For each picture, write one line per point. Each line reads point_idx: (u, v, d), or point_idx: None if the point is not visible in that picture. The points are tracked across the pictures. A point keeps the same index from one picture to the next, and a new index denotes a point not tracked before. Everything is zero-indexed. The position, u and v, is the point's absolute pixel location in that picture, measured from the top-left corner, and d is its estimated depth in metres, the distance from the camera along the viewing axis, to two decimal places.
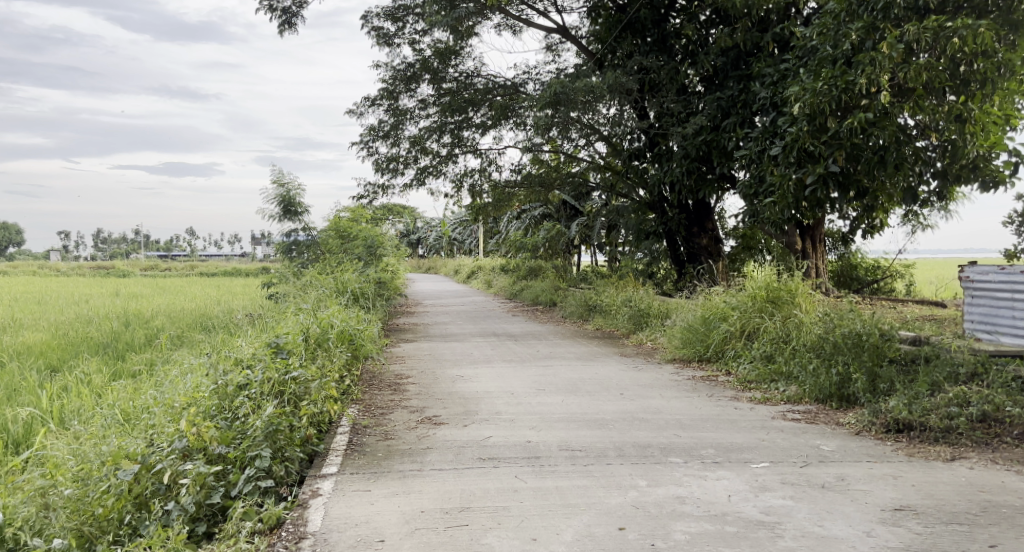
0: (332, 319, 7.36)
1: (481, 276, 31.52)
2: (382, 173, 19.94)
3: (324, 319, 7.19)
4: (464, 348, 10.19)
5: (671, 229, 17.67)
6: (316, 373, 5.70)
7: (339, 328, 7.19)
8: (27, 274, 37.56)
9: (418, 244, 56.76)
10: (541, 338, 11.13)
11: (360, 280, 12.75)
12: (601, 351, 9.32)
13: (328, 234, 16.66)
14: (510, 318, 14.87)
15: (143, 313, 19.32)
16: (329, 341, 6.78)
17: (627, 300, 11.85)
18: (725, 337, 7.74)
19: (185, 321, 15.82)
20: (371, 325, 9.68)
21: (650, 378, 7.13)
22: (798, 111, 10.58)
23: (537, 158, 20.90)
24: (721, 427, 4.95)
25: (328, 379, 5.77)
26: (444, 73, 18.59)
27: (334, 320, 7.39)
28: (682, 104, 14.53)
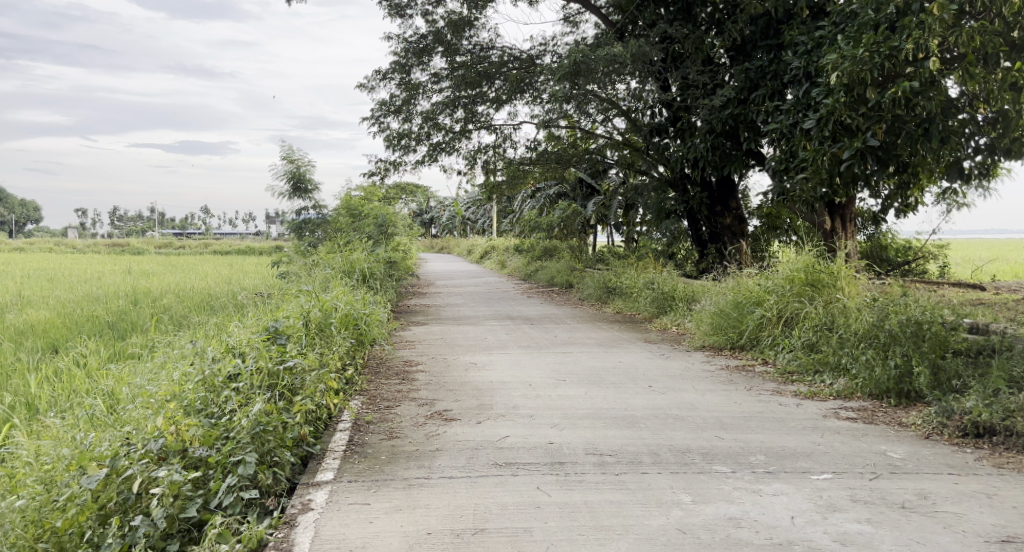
0: (336, 302, 6.82)
1: (495, 256, 30.94)
2: (394, 149, 19.39)
3: (326, 301, 6.67)
4: (477, 332, 9.64)
5: (693, 209, 17.05)
6: (315, 362, 5.17)
7: (342, 312, 6.68)
8: (40, 251, 37.39)
9: (431, 225, 56.18)
10: (558, 321, 10.57)
11: (370, 260, 12.21)
12: (622, 337, 8.74)
13: (339, 213, 16.14)
14: (526, 300, 14.31)
15: (150, 292, 18.91)
16: (331, 326, 6.26)
17: (649, 283, 11.25)
18: (760, 322, 7.19)
19: (191, 301, 15.37)
20: (379, 308, 9.15)
21: (679, 368, 6.56)
22: (834, 81, 10.13)
23: (553, 135, 20.26)
24: (769, 429, 4.37)
25: (328, 369, 5.24)
26: (458, 45, 17.92)
27: (337, 302, 6.88)
28: (708, 76, 14.05)
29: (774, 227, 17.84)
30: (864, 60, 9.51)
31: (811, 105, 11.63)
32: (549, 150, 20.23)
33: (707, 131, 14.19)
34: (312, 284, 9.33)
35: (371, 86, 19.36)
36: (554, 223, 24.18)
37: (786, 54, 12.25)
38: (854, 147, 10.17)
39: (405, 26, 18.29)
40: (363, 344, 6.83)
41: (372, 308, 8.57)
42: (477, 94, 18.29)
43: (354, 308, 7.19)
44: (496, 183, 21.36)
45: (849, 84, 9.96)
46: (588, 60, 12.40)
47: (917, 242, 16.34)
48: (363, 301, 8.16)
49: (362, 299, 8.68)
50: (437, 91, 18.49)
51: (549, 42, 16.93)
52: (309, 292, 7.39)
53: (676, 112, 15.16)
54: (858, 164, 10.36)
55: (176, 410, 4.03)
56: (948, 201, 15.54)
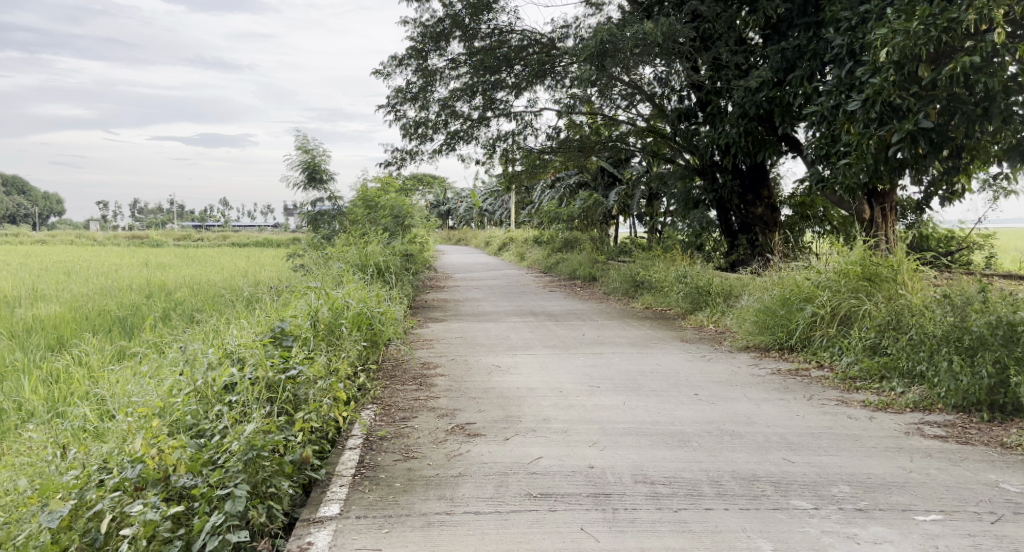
0: (347, 300, 6.24)
1: (514, 248, 30.34)
2: (410, 138, 18.83)
3: (337, 299, 6.10)
4: (499, 330, 9.05)
5: (723, 198, 16.38)
6: (322, 369, 4.59)
7: (356, 311, 6.11)
8: (59, 244, 37.06)
9: (448, 216, 55.65)
10: (584, 318, 9.96)
11: (386, 252, 11.64)
12: (657, 336, 8.12)
13: (355, 204, 15.63)
14: (549, 294, 13.72)
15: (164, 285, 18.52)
16: (342, 327, 5.68)
17: (681, 276, 10.56)
18: (812, 321, 6.56)
19: (204, 295, 14.90)
20: (394, 304, 8.57)
21: (725, 372, 5.94)
22: (884, 58, 9.85)
23: (575, 122, 19.64)
24: (844, 448, 3.77)
25: (336, 377, 4.66)
26: (477, 30, 17.26)
27: (349, 300, 6.30)
28: (742, 56, 13.50)
29: (806, 216, 17.20)
30: (918, 33, 9.33)
31: (855, 85, 11.09)
32: (571, 138, 19.61)
33: (740, 116, 13.52)
34: (324, 279, 8.76)
35: (388, 73, 18.80)
36: (574, 214, 23.49)
37: (828, 32, 11.74)
38: (906, 129, 9.87)
39: (423, 10, 17.70)
40: (378, 346, 6.26)
41: (390, 305, 8.02)
42: (497, 80, 17.68)
43: (368, 307, 6.62)
44: (515, 172, 20.73)
45: (899, 61, 9.79)
46: (616, 40, 11.73)
47: (960, 231, 15.59)
48: (378, 297, 7.58)
49: (377, 295, 8.11)
50: (455, 77, 17.89)
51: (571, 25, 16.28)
52: (319, 288, 6.82)
53: (706, 97, 14.51)
54: (908, 148, 10.06)
55: (158, 428, 3.45)
56: (993, 189, 14.82)
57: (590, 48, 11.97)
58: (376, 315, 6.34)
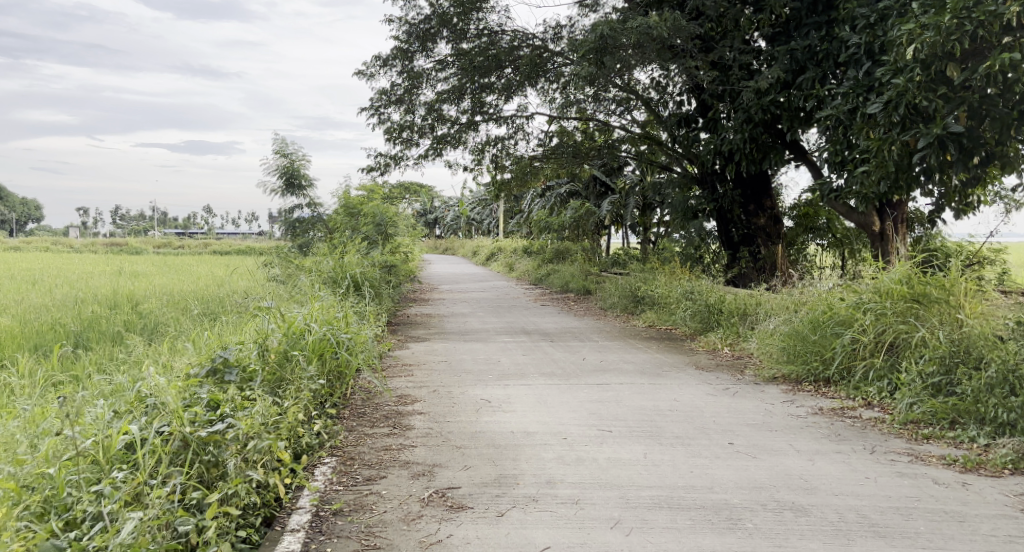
0: (308, 323, 5.23)
1: (503, 258, 29.39)
2: (394, 142, 17.87)
3: (294, 321, 5.11)
4: (488, 352, 8.05)
5: (723, 207, 15.52)
6: (265, 417, 3.60)
7: (320, 336, 5.12)
8: (38, 252, 35.73)
9: (435, 225, 54.66)
10: (582, 338, 9.02)
11: (365, 263, 10.63)
12: (666, 361, 7.16)
13: (336, 212, 14.69)
14: (541, 310, 12.77)
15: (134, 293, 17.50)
16: (297, 359, 4.70)
17: (690, 293, 9.61)
18: (852, 348, 5.63)
19: (173, 305, 13.86)
20: (369, 322, 7.58)
21: (758, 412, 4.99)
22: (910, 57, 9.02)
23: (566, 127, 18.76)
24: (951, 535, 2.86)
25: (281, 427, 3.67)
26: (465, 29, 16.30)
27: (308, 320, 5.32)
28: (749, 57, 12.67)
29: (807, 227, 16.42)
30: (950, 27, 8.47)
31: (874, 87, 10.26)
32: (563, 145, 18.72)
33: (745, 120, 12.68)
34: (291, 293, 7.77)
35: (371, 74, 17.85)
36: (565, 224, 22.58)
37: (844, 30, 10.94)
38: (933, 133, 8.98)
39: (408, 9, 16.78)
40: (346, 379, 5.25)
41: (366, 326, 7.05)
42: (486, 82, 16.81)
43: (334, 326, 5.64)
44: (504, 180, 19.78)
45: (925, 59, 8.96)
46: (617, 34, 10.76)
47: (970, 245, 14.79)
48: (349, 316, 6.60)
49: (349, 312, 7.12)
50: (442, 80, 16.94)
51: (565, 25, 15.39)
52: (276, 307, 5.83)
53: (707, 101, 13.69)
54: (934, 154, 9.19)
55: (8, 519, 2.48)
56: (1007, 201, 14.04)
57: (589, 43, 10.99)
58: (344, 339, 5.35)
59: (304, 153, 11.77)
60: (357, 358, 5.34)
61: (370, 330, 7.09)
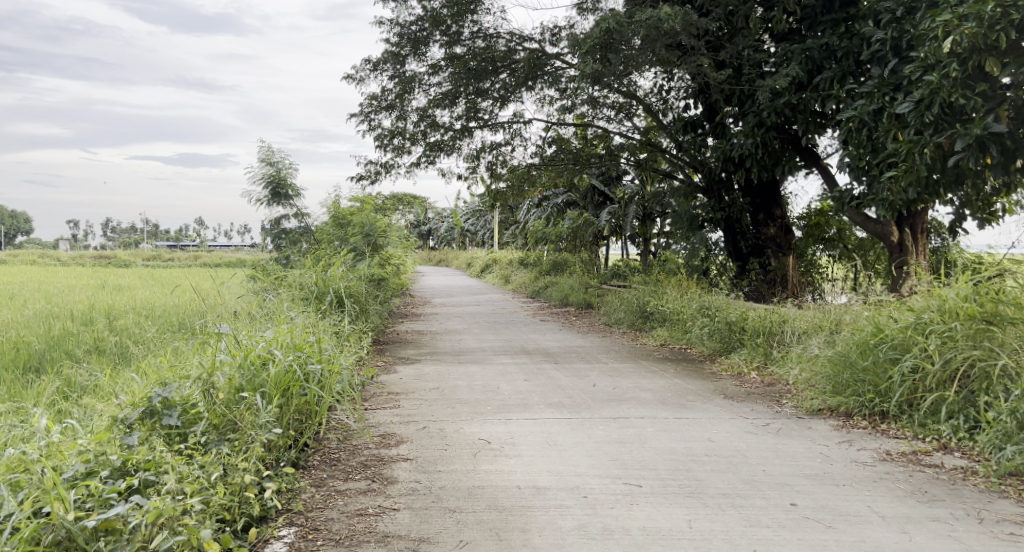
0: (273, 354, 4.36)
1: (498, 270, 28.55)
2: (385, 150, 17.05)
3: (253, 351, 4.25)
4: (486, 377, 7.19)
5: (733, 217, 14.72)
6: (187, 491, 2.93)
7: (284, 367, 4.25)
8: (25, 264, 34.60)
9: (428, 237, 53.80)
10: (589, 359, 8.16)
11: (351, 277, 9.75)
12: (688, 390, 6.30)
13: (324, 222, 13.86)
14: (540, 326, 11.95)
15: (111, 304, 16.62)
16: (253, 400, 3.83)
17: (705, 311, 8.74)
18: (914, 379, 4.80)
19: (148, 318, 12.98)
20: (348, 347, 6.70)
21: (813, 457, 4.16)
22: (946, 52, 8.24)
23: (564, 135, 17.97)
24: None
25: (211, 501, 2.98)
26: (460, 31, 15.50)
27: (272, 349, 4.44)
28: (763, 56, 11.84)
29: (817, 237, 15.69)
30: (993, 17, 7.71)
31: (902, 85, 9.46)
32: (562, 153, 17.93)
33: (757, 124, 11.88)
34: (262, 312, 6.90)
35: (360, 78, 17.02)
36: (563, 235, 21.74)
37: (866, 26, 10.12)
38: (972, 133, 8.18)
39: (399, 11, 15.99)
40: (315, 419, 4.34)
41: (345, 354, 6.15)
42: (481, 86, 16.02)
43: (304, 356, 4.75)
44: (500, 190, 18.97)
45: (962, 53, 8.18)
46: (623, 28, 9.95)
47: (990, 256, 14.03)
48: (324, 340, 5.73)
49: (327, 337, 6.23)
50: (435, 85, 16.13)
51: (564, 26, 14.61)
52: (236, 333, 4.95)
53: (715, 104, 12.92)
54: (973, 157, 8.41)
55: None
56: None
57: (593, 40, 10.18)
58: (313, 372, 4.47)
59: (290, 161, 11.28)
60: (328, 394, 4.46)
61: (350, 358, 6.19)
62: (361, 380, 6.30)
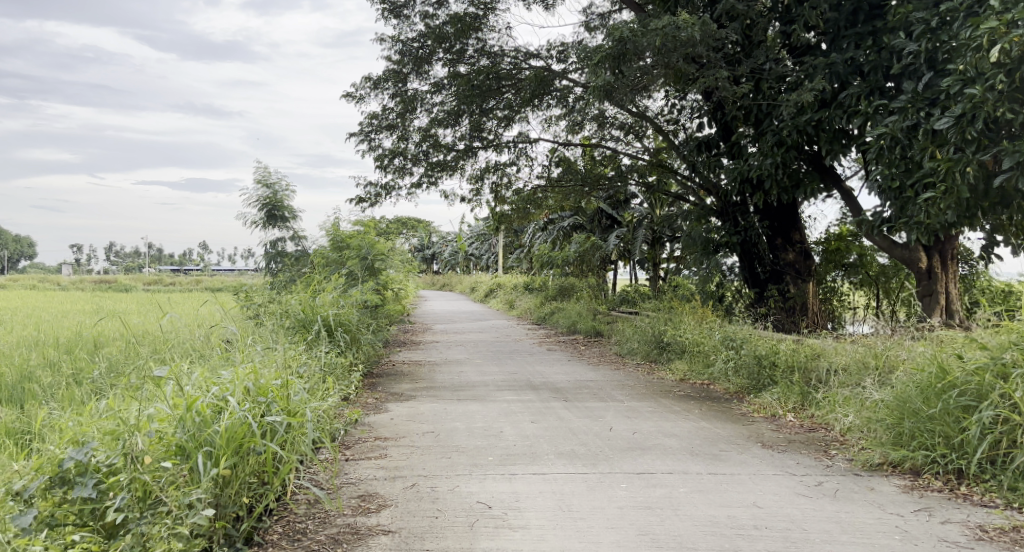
0: (226, 401, 3.69)
1: (502, 295, 27.80)
2: (386, 171, 16.42)
3: (200, 400, 3.59)
4: (489, 417, 6.42)
5: (750, 242, 13.94)
6: None
7: (239, 418, 3.59)
8: (25, 288, 34.05)
9: (432, 261, 53.15)
10: (603, 396, 7.39)
11: (343, 304, 9.01)
12: (718, 436, 5.52)
13: (323, 246, 13.18)
14: (547, 356, 11.18)
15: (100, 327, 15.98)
16: (188, 467, 3.19)
17: (731, 345, 7.94)
18: (996, 432, 4.02)
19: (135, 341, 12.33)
20: (328, 386, 5.91)
21: (887, 532, 3.40)
22: (994, 61, 7.47)
23: (570, 156, 17.31)
24: None
25: None
26: (463, 49, 14.89)
27: (223, 395, 3.78)
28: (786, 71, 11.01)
29: (836, 263, 14.85)
30: None
31: (939, 99, 8.68)
32: (569, 174, 17.24)
33: (776, 143, 11.13)
34: (233, 347, 6.16)
35: (360, 97, 16.41)
36: (569, 259, 21.00)
37: (898, 37, 9.31)
38: None
39: (400, 28, 15.38)
40: (273, 485, 3.66)
41: (319, 394, 5.42)
42: (485, 106, 15.35)
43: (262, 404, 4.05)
44: (503, 213, 18.31)
45: (1010, 63, 7.44)
46: (637, 38, 9.27)
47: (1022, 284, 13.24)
48: (294, 379, 5.00)
49: (301, 375, 5.51)
50: (437, 104, 15.46)
51: (570, 43, 13.93)
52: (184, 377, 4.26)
53: (731, 122, 12.20)
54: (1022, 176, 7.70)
55: None
56: None
57: (604, 50, 9.52)
58: (274, 424, 3.81)
59: (293, 189, 11.58)
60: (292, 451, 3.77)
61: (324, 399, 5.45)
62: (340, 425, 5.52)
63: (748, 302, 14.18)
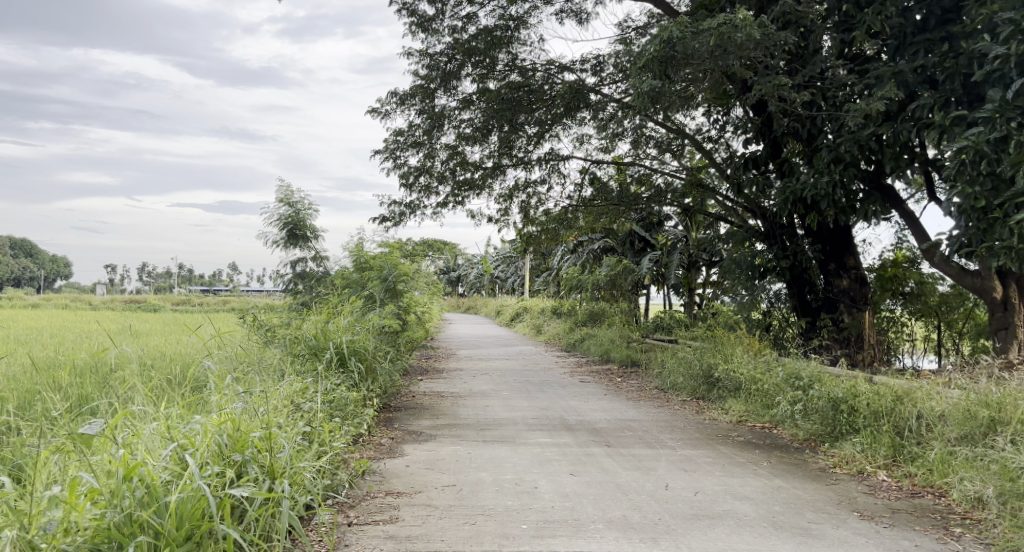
0: (183, 472, 3.40)
1: (528, 319, 26.86)
2: (411, 189, 15.66)
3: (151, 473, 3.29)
4: (521, 465, 5.50)
5: (802, 267, 12.88)
6: None
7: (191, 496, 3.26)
8: (51, 305, 33.57)
9: (456, 283, 52.39)
10: (650, 440, 6.44)
11: (360, 329, 8.15)
12: (799, 500, 4.57)
13: (346, 267, 12.38)
14: (581, 389, 10.24)
15: (109, 345, 15.28)
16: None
17: (797, 386, 6.95)
18: None
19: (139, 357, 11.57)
20: (330, 435, 5.01)
21: None
22: None
23: (603, 174, 16.41)
24: None
25: None
26: (493, 63, 14.13)
27: (184, 458, 3.50)
28: (851, 78, 9.96)
29: (893, 291, 13.73)
30: None
31: None
32: (601, 195, 16.36)
33: (833, 160, 10.17)
34: (222, 388, 5.35)
35: (385, 112, 15.68)
36: (600, 283, 20.04)
37: (983, 40, 8.29)
38: None
39: (428, 42, 14.67)
40: None
41: (314, 444, 4.65)
42: (516, 125, 14.56)
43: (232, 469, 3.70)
44: (532, 234, 17.46)
45: None
46: (687, 40, 8.40)
47: None
48: (283, 428, 4.44)
49: (296, 422, 4.76)
50: (466, 121, 14.65)
51: (607, 55, 13.06)
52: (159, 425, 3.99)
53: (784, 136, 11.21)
54: None
55: None
56: None
57: (650, 55, 8.68)
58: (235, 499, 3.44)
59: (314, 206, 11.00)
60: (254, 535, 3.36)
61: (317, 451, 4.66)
62: (340, 479, 4.66)
63: (798, 331, 13.14)
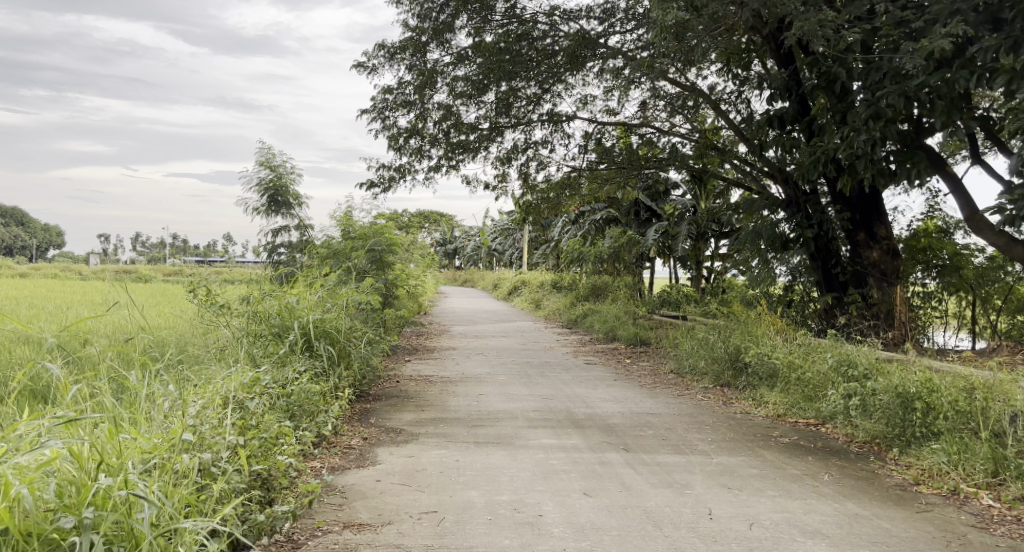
0: None
1: (527, 293, 25.70)
2: (401, 152, 14.41)
3: None
4: (520, 480, 4.36)
5: (829, 237, 11.55)
6: None
7: None
8: (37, 275, 32.18)
9: (453, 256, 51.11)
10: (677, 442, 5.32)
11: (333, 306, 6.98)
12: (894, 539, 3.46)
13: (331, 238, 11.07)
14: (587, 372, 9.11)
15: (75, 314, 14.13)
16: None
17: (850, 377, 5.81)
18: None
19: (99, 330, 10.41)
20: (268, 458, 3.81)
21: None
22: None
23: (609, 138, 15.12)
24: None
25: None
26: (489, 13, 12.76)
27: None
28: (901, 18, 8.61)
29: (922, 262, 12.26)
30: None
31: None
32: (605, 161, 15.07)
33: (872, 115, 8.94)
34: (139, 385, 4.21)
35: (372, 68, 14.37)
36: (602, 256, 18.86)
37: None
38: None
39: None
40: None
41: (242, 468, 3.53)
42: (514, 86, 13.24)
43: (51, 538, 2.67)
44: (531, 202, 16.26)
45: None
46: None
47: None
48: (191, 453, 3.32)
49: (222, 433, 3.64)
50: (460, 77, 13.30)
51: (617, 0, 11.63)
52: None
53: (822, 87, 9.89)
54: None
55: None
56: None
57: None
58: None
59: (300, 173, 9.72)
60: None
61: (246, 476, 3.53)
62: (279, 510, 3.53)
63: (824, 307, 11.80)
